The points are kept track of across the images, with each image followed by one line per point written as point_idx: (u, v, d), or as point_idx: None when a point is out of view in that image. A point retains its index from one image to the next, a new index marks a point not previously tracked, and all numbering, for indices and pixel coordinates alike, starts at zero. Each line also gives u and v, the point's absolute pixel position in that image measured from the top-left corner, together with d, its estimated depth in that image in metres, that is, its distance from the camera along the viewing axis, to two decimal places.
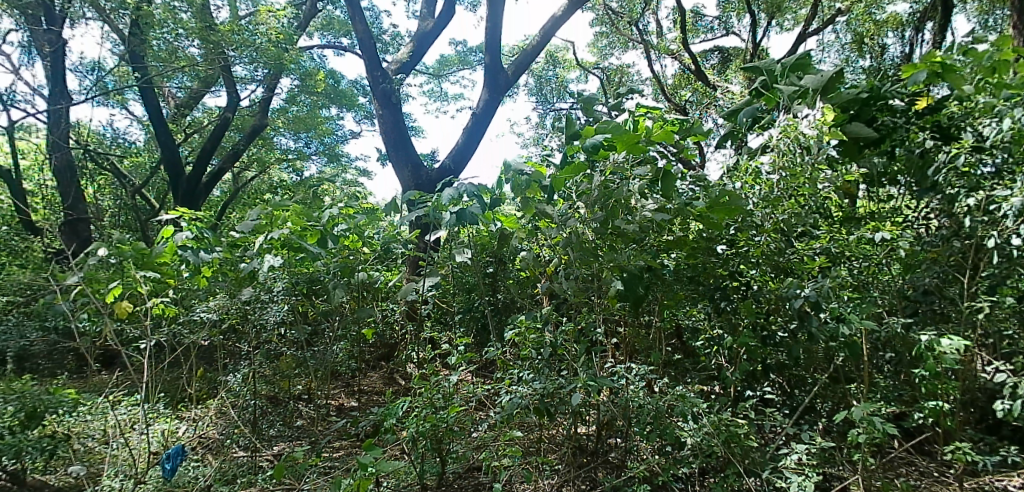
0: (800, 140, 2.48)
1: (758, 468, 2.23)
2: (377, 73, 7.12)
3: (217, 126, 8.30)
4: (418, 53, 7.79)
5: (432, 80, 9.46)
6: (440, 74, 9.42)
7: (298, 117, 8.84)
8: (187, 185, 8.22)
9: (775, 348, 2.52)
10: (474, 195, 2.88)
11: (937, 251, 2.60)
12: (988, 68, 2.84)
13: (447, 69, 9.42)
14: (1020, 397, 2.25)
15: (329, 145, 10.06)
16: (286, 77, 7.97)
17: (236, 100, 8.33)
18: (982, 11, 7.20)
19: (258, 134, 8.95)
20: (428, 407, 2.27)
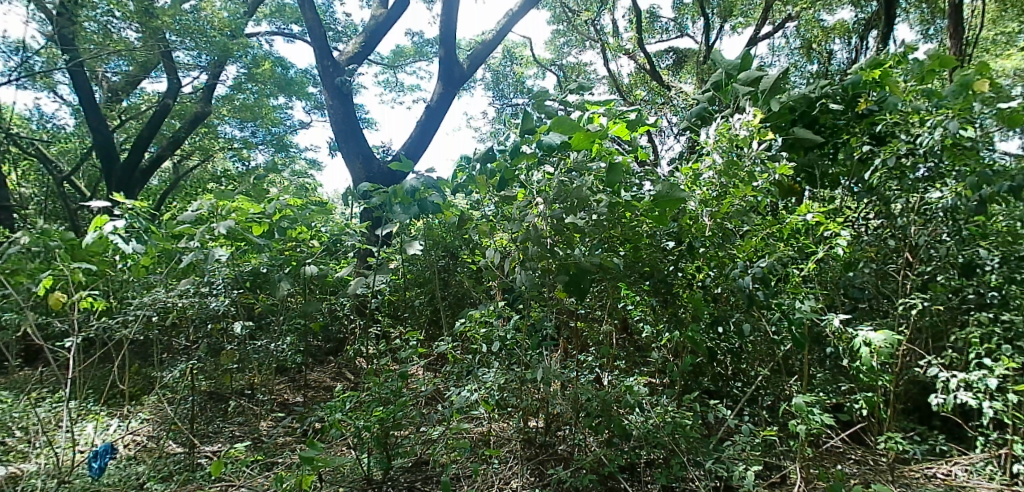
0: (737, 138, 2.59)
1: (701, 457, 2.28)
2: (327, 62, 7.02)
3: (156, 114, 8.02)
4: (371, 43, 7.68)
5: (388, 71, 9.33)
6: (395, 65, 9.29)
7: (245, 104, 8.65)
8: (123, 173, 7.90)
9: (721, 341, 2.59)
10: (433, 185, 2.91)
11: (875, 250, 2.74)
12: (920, 77, 3.04)
13: (403, 60, 9.30)
14: (952, 391, 2.37)
15: (275, 134, 9.64)
16: (231, 65, 7.74)
17: (177, 87, 8.07)
18: (922, 22, 7.48)
19: (200, 123, 8.66)
20: (375, 403, 2.26)
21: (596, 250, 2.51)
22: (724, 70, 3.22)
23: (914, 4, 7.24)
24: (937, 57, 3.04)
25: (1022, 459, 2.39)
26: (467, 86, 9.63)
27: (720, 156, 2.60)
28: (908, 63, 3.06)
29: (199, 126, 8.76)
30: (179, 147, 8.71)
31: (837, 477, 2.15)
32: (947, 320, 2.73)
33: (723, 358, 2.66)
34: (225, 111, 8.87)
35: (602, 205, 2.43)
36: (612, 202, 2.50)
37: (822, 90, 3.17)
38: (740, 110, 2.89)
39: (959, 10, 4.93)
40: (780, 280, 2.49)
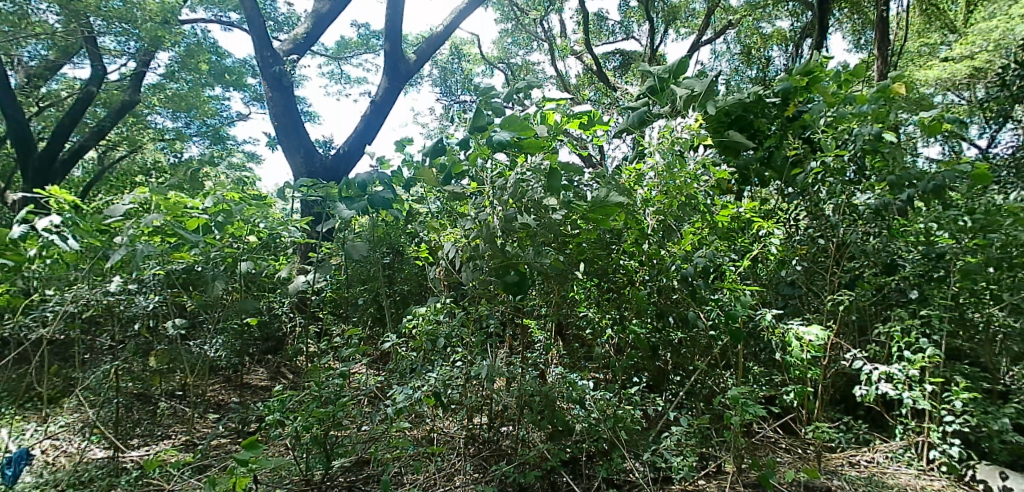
0: (678, 141, 2.69)
1: (640, 450, 2.38)
2: (267, 52, 6.78)
3: (79, 102, 7.59)
4: (314, 34, 7.49)
5: (333, 62, 9.14)
6: (340, 56, 9.11)
7: (178, 94, 8.31)
8: (40, 164, 7.45)
9: (662, 336, 2.66)
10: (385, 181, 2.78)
11: (805, 249, 2.88)
12: (843, 86, 3.22)
13: (348, 52, 9.14)
14: (874, 382, 2.52)
15: (211, 125, 9.12)
16: (163, 52, 7.41)
17: (102, 74, 7.66)
18: (853, 31, 7.86)
19: (128, 112, 8.25)
20: (314, 402, 2.21)
21: (546, 249, 2.55)
22: (658, 74, 3.28)
23: (846, 16, 7.62)
24: (856, 69, 3.25)
25: (935, 444, 2.55)
26: (413, 81, 9.52)
27: (659, 157, 2.70)
28: (832, 71, 3.22)
29: (127, 115, 8.34)
30: (104, 137, 8.27)
31: (769, 466, 2.25)
32: (868, 316, 2.91)
33: (663, 352, 2.74)
34: (156, 101, 8.48)
35: (558, 205, 2.47)
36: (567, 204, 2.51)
37: (756, 91, 3.30)
38: (679, 114, 3.02)
39: (885, 21, 5.20)
40: (718, 277, 2.57)
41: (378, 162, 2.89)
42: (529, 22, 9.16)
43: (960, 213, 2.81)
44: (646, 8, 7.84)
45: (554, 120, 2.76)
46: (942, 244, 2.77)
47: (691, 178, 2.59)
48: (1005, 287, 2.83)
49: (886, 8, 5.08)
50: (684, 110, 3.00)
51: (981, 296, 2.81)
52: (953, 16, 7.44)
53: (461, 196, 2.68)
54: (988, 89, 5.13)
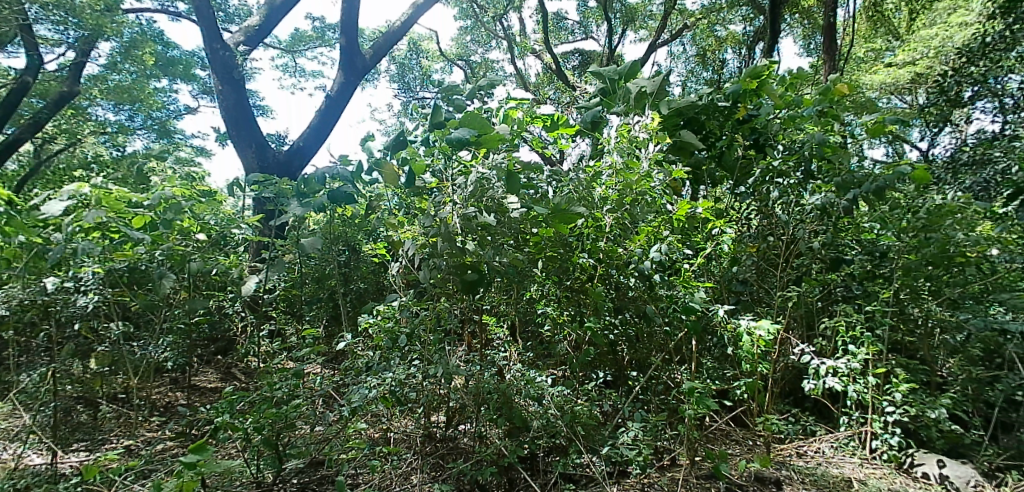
0: (634, 140, 2.75)
1: (597, 444, 2.41)
2: (217, 45, 6.57)
3: (13, 92, 7.22)
4: (267, 27, 7.30)
5: (286, 55, 8.90)
6: (294, 50, 8.87)
7: (121, 86, 8.06)
8: None
9: (618, 332, 2.70)
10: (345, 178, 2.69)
11: (755, 246, 2.98)
12: (789, 90, 3.33)
13: (303, 45, 8.91)
14: (821, 376, 2.62)
15: (157, 119, 8.90)
16: (104, 41, 7.23)
17: (39, 63, 7.32)
18: (803, 36, 8.11)
19: (68, 103, 7.89)
20: (265, 403, 2.17)
21: (505, 246, 2.57)
22: (612, 74, 3.34)
23: (796, 21, 7.86)
24: (801, 73, 3.37)
25: (877, 434, 2.66)
26: (371, 76, 9.40)
27: (615, 156, 2.75)
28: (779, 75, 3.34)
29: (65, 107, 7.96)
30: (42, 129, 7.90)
31: (721, 457, 2.31)
32: (815, 311, 3.02)
33: (619, 348, 2.78)
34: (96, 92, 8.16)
35: (517, 208, 2.48)
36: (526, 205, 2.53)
37: (707, 98, 3.36)
38: (633, 114, 3.09)
39: (833, 27, 5.39)
40: (672, 273, 2.63)
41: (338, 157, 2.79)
42: (488, 20, 9.18)
43: (898, 212, 2.94)
44: (605, 9, 7.95)
45: (516, 119, 2.78)
46: (885, 244, 2.93)
47: (646, 176, 2.65)
48: (945, 283, 2.96)
49: (833, 14, 5.23)
50: (636, 110, 3.07)
51: (919, 292, 2.95)
52: (896, 22, 7.76)
53: (420, 194, 2.66)
54: (927, 94, 5.35)
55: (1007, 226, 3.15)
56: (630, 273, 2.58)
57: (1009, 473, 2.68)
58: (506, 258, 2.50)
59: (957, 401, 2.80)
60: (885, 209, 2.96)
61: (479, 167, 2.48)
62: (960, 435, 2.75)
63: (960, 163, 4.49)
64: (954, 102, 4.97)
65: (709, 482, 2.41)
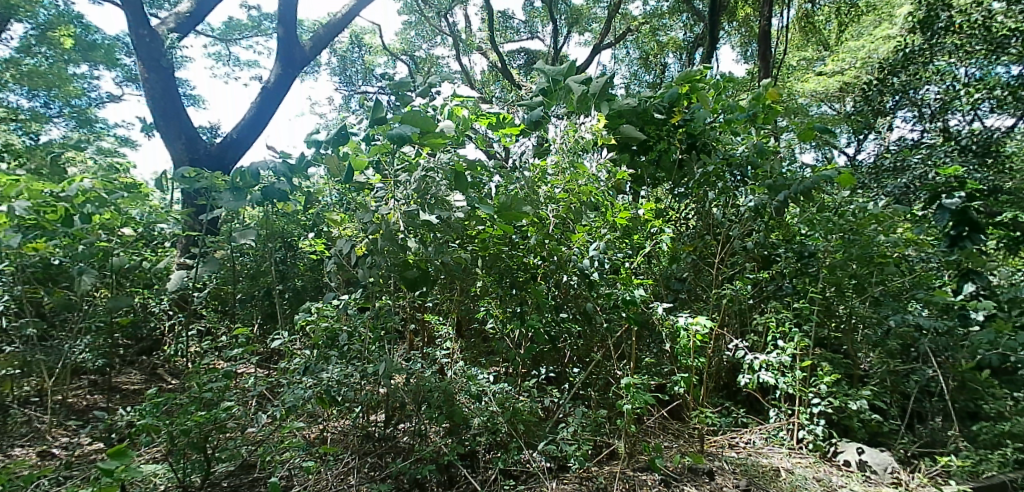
0: (580, 141, 2.80)
1: (537, 440, 2.44)
2: (144, 31, 6.20)
3: None
4: (199, 14, 6.99)
5: (220, 44, 8.41)
6: (228, 38, 8.39)
7: (37, 69, 6.97)
8: None
9: (560, 329, 2.72)
10: (282, 174, 2.63)
11: (693, 246, 3.10)
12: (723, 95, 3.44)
13: (238, 33, 8.45)
14: (754, 370, 2.73)
15: (78, 107, 7.81)
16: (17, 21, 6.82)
17: None
18: (741, 43, 8.41)
19: None
20: (192, 405, 2.08)
21: (448, 244, 2.54)
22: (554, 74, 3.37)
23: (734, 28, 8.17)
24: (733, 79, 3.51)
25: (804, 425, 2.79)
26: (310, 68, 9.14)
27: (558, 155, 2.78)
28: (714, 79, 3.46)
29: None
30: None
31: (657, 450, 2.38)
32: (750, 308, 3.13)
33: (561, 345, 2.81)
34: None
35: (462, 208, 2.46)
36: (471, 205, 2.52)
37: (647, 102, 3.44)
38: (579, 114, 3.13)
39: (768, 34, 5.60)
40: (614, 271, 2.69)
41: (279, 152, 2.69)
42: (433, 16, 9.14)
43: (824, 213, 3.09)
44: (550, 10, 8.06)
45: (461, 117, 2.76)
46: (812, 244, 3.07)
47: (592, 175, 2.70)
48: (869, 280, 3.11)
49: (770, 23, 5.46)
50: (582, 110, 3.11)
51: (844, 290, 3.09)
52: (826, 34, 8.15)
53: (364, 196, 2.61)
54: (854, 101, 5.65)
55: (923, 228, 3.33)
56: (571, 269, 2.63)
57: (921, 459, 2.87)
58: (450, 257, 2.48)
59: (876, 392, 2.97)
60: (813, 212, 3.11)
61: (421, 165, 2.45)
62: (879, 424, 2.92)
63: (882, 168, 4.76)
64: (878, 110, 5.27)
65: (645, 475, 2.47)
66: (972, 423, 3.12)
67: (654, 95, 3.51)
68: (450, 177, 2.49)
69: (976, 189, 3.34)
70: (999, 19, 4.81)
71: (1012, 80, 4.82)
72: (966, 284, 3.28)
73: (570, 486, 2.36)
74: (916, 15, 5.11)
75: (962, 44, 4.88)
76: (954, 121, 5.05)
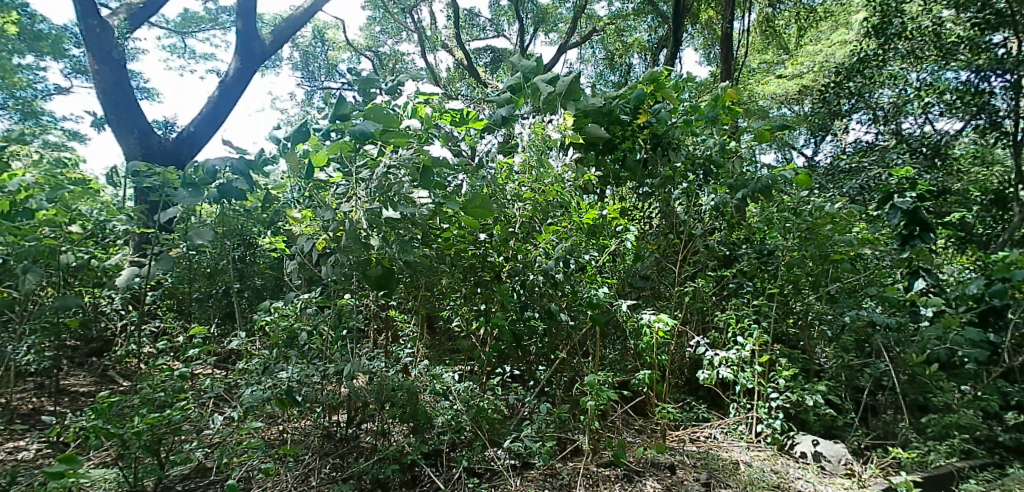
0: (546, 139, 2.80)
1: (501, 437, 2.45)
2: (93, 21, 5.97)
3: None
4: (154, 5, 6.77)
5: (175, 36, 8.06)
6: (184, 31, 8.07)
7: None
8: None
9: (525, 328, 2.71)
10: (239, 171, 2.52)
11: (656, 243, 3.16)
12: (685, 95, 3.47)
13: (194, 26, 8.12)
14: (713, 366, 2.79)
15: (24, 99, 7.09)
16: None
17: None
18: (704, 46, 8.56)
19: None
20: (145, 407, 2.02)
21: (413, 242, 2.51)
22: (523, 73, 3.36)
23: (697, 31, 8.31)
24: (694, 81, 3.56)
25: (762, 419, 2.86)
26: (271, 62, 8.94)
27: (525, 154, 2.77)
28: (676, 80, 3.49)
29: None
30: None
31: (620, 446, 2.42)
32: (713, 306, 3.18)
33: (526, 343, 2.82)
34: None
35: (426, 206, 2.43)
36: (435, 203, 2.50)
37: (613, 103, 3.38)
38: (546, 114, 3.14)
39: (729, 36, 5.71)
40: (578, 270, 2.71)
41: (236, 149, 2.61)
42: (398, 12, 9.08)
43: (783, 211, 3.16)
44: None
45: (424, 114, 2.73)
46: (771, 243, 3.15)
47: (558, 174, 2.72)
48: (824, 278, 3.17)
49: (732, 25, 5.55)
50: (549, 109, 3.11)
51: (801, 288, 3.18)
52: (786, 38, 8.35)
53: (325, 195, 2.56)
54: (812, 104, 5.80)
55: (876, 227, 3.43)
56: (534, 267, 2.64)
57: (874, 450, 2.97)
58: (414, 256, 2.46)
59: (831, 386, 3.06)
60: (772, 211, 3.16)
61: (383, 162, 2.42)
62: (833, 417, 3.01)
63: (838, 170, 4.90)
64: (835, 113, 5.41)
65: (609, 470, 2.49)
66: (922, 415, 3.25)
67: (620, 94, 3.46)
68: (414, 174, 2.47)
69: (926, 189, 3.45)
70: (948, 26, 4.90)
71: (960, 86, 4.89)
72: (916, 281, 3.34)
73: (534, 482, 2.37)
74: (871, 21, 5.25)
75: (914, 50, 5.04)
76: (906, 124, 5.22)
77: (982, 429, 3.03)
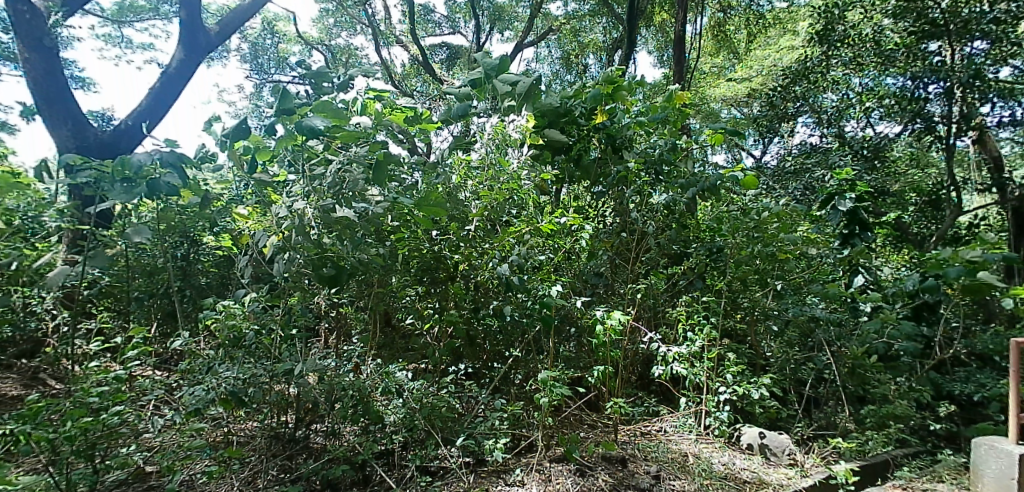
0: (507, 139, 2.85)
1: (455, 435, 2.44)
2: (22, 6, 5.64)
3: None
4: None
5: (110, 25, 7.62)
6: (121, 20, 7.63)
7: None
8: None
9: (480, 325, 2.74)
10: (171, 165, 2.38)
11: (611, 241, 3.21)
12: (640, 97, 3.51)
13: (132, 14, 7.69)
14: (666, 363, 2.83)
15: None
16: None
17: None
18: (657, 48, 8.77)
19: None
20: (79, 410, 1.94)
21: (367, 239, 2.47)
22: (483, 69, 3.15)
23: (650, 34, 8.52)
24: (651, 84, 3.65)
25: (711, 412, 2.94)
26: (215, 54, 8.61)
27: (483, 153, 2.83)
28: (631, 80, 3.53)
29: None
30: None
31: (573, 441, 2.44)
32: (665, 304, 3.25)
33: (482, 341, 2.85)
34: None
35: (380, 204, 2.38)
36: (390, 201, 2.47)
37: (569, 104, 3.39)
38: (509, 115, 3.11)
39: (681, 40, 5.84)
40: (534, 269, 2.72)
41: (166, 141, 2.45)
42: (351, 5, 8.94)
43: (733, 209, 3.32)
44: None
45: (373, 109, 2.63)
46: (721, 241, 3.22)
47: (516, 173, 2.79)
48: (770, 275, 3.30)
49: (684, 28, 5.66)
50: (511, 111, 3.10)
51: (750, 285, 3.27)
52: (736, 43, 8.61)
53: (275, 193, 2.49)
54: (760, 107, 5.99)
55: (820, 226, 3.56)
56: (489, 265, 2.63)
57: (815, 440, 3.08)
58: (369, 255, 2.41)
59: (776, 380, 3.17)
60: (721, 210, 3.31)
61: (337, 159, 2.38)
62: (778, 410, 3.12)
63: (784, 171, 5.09)
64: (782, 115, 5.60)
65: (561, 465, 2.51)
66: (860, 405, 3.39)
67: (577, 94, 3.38)
68: (368, 172, 2.43)
69: (864, 190, 3.62)
70: (886, 34, 5.14)
71: (898, 91, 5.12)
72: (856, 278, 3.52)
73: (487, 479, 2.38)
74: (815, 27, 5.45)
75: (855, 57, 5.23)
76: (849, 128, 5.45)
77: (915, 418, 3.19)
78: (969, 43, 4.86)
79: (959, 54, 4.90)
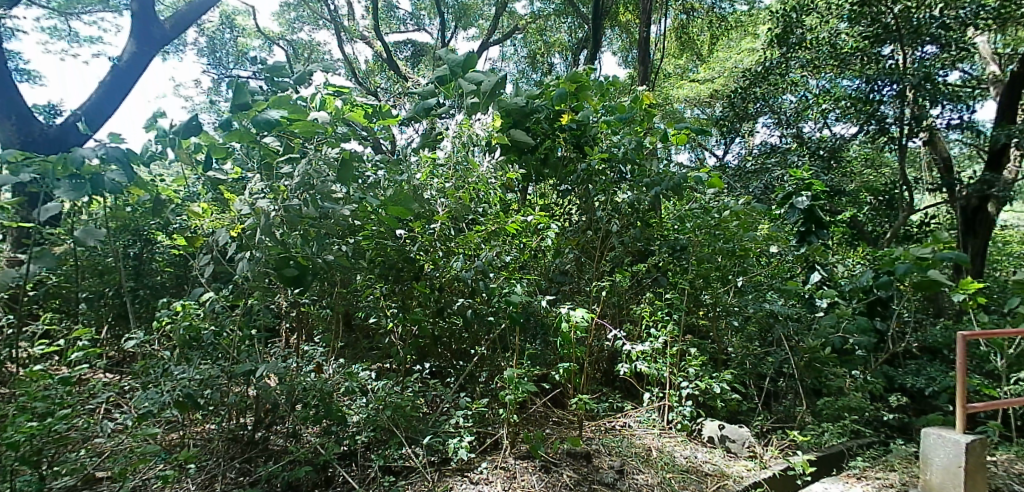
0: (474, 138, 2.85)
1: (419, 435, 2.43)
2: None
3: None
4: None
5: (56, 18, 7.28)
6: (68, 12, 7.29)
7: None
8: None
9: (444, 323, 2.74)
10: (117, 160, 2.34)
11: (577, 239, 3.24)
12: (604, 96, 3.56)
13: (79, 7, 7.34)
14: (632, 360, 2.86)
15: None
16: None
17: None
18: (622, 49, 8.90)
19: None
20: (23, 416, 1.86)
21: (333, 240, 2.42)
22: (450, 67, 3.26)
23: (615, 35, 8.65)
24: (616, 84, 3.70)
25: (674, 407, 2.98)
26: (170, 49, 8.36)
27: (448, 151, 2.78)
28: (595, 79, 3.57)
29: None
30: None
31: (538, 438, 2.45)
32: (629, 301, 3.28)
33: (446, 339, 2.84)
34: None
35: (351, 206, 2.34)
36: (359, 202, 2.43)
37: (533, 103, 3.40)
38: (476, 112, 3.09)
39: (645, 42, 5.93)
40: (500, 267, 2.70)
41: (109, 135, 2.37)
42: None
43: (695, 208, 3.38)
44: None
45: (334, 106, 2.60)
46: (683, 238, 3.27)
47: (483, 173, 2.75)
48: (732, 272, 3.36)
49: (649, 30, 5.74)
50: (479, 109, 3.08)
51: (713, 283, 3.32)
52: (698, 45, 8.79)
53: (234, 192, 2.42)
54: (721, 108, 6.12)
55: (779, 224, 3.65)
56: (453, 263, 2.62)
57: (774, 433, 3.16)
58: (334, 255, 2.37)
59: (736, 375, 3.24)
60: (684, 209, 3.35)
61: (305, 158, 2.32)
62: (738, 404, 3.18)
63: (745, 171, 5.23)
64: (743, 116, 5.74)
65: (526, 462, 2.51)
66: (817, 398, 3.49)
67: (543, 95, 3.52)
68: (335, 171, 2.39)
69: (821, 189, 3.72)
70: (842, 38, 5.30)
71: (854, 93, 5.27)
72: (813, 274, 3.65)
73: (451, 477, 2.37)
74: (775, 31, 5.58)
75: (812, 60, 5.38)
76: (806, 129, 5.61)
77: (869, 410, 3.29)
78: (920, 48, 5.03)
79: (910, 57, 5.07)
